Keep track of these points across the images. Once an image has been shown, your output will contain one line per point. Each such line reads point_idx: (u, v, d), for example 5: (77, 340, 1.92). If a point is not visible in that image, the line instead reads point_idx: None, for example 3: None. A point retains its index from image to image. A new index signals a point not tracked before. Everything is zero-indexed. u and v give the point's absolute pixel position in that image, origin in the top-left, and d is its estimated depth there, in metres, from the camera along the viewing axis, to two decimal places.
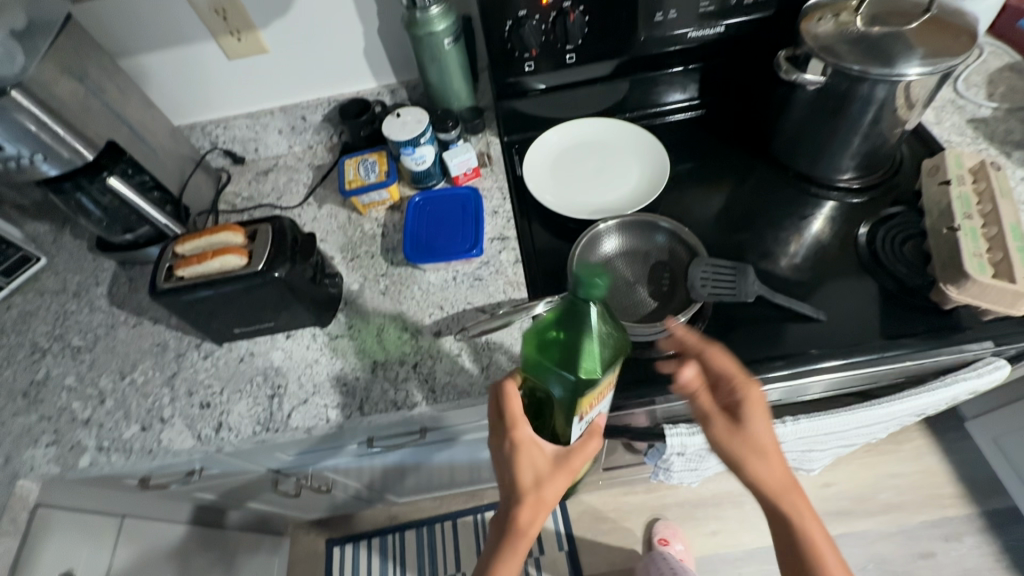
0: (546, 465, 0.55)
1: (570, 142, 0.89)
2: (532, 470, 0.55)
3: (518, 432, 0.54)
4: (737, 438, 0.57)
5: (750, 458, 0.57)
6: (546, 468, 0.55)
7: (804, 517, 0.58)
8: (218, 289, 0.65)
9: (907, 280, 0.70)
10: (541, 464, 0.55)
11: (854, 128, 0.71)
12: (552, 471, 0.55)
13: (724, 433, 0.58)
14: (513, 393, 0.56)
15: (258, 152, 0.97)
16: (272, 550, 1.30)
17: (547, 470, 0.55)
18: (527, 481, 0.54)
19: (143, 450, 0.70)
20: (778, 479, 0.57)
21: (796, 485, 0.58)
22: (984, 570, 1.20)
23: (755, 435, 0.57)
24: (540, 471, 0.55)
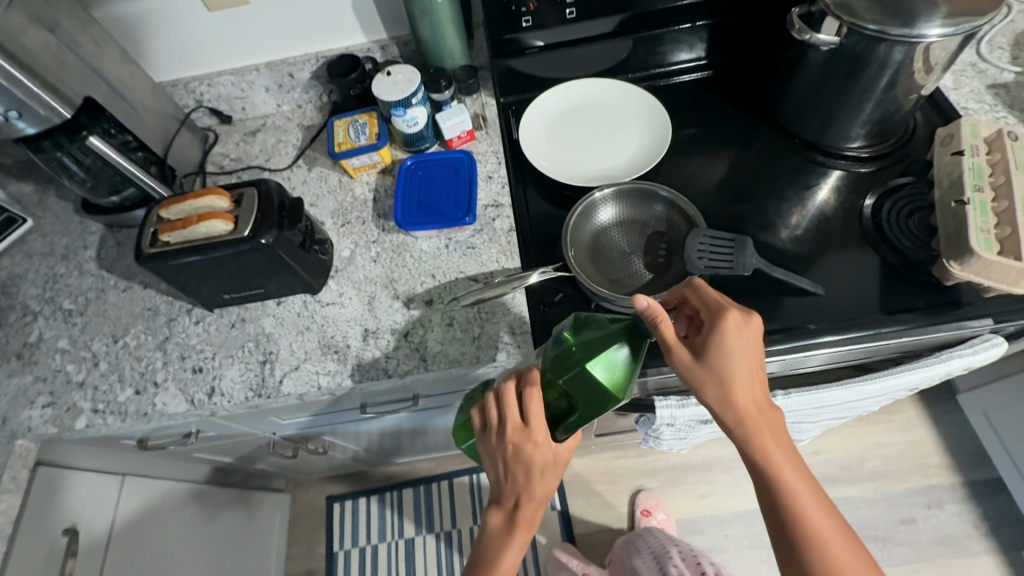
0: (553, 466, 0.59)
1: (569, 104, 0.85)
2: (542, 474, 0.59)
3: (541, 438, 0.57)
4: (710, 371, 0.54)
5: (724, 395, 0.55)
6: (554, 470, 0.59)
7: (773, 452, 0.55)
8: (204, 255, 0.64)
9: (909, 254, 0.68)
10: (550, 468, 0.59)
11: (866, 93, 0.67)
12: (556, 469, 0.60)
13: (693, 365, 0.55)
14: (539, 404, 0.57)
15: (246, 111, 0.94)
16: (274, 506, 1.34)
17: (554, 470, 0.60)
18: (538, 484, 0.59)
19: (138, 413, 0.70)
20: (743, 409, 0.55)
21: (765, 416, 0.55)
22: (963, 536, 1.23)
23: (732, 369, 0.54)
24: (549, 473, 0.59)
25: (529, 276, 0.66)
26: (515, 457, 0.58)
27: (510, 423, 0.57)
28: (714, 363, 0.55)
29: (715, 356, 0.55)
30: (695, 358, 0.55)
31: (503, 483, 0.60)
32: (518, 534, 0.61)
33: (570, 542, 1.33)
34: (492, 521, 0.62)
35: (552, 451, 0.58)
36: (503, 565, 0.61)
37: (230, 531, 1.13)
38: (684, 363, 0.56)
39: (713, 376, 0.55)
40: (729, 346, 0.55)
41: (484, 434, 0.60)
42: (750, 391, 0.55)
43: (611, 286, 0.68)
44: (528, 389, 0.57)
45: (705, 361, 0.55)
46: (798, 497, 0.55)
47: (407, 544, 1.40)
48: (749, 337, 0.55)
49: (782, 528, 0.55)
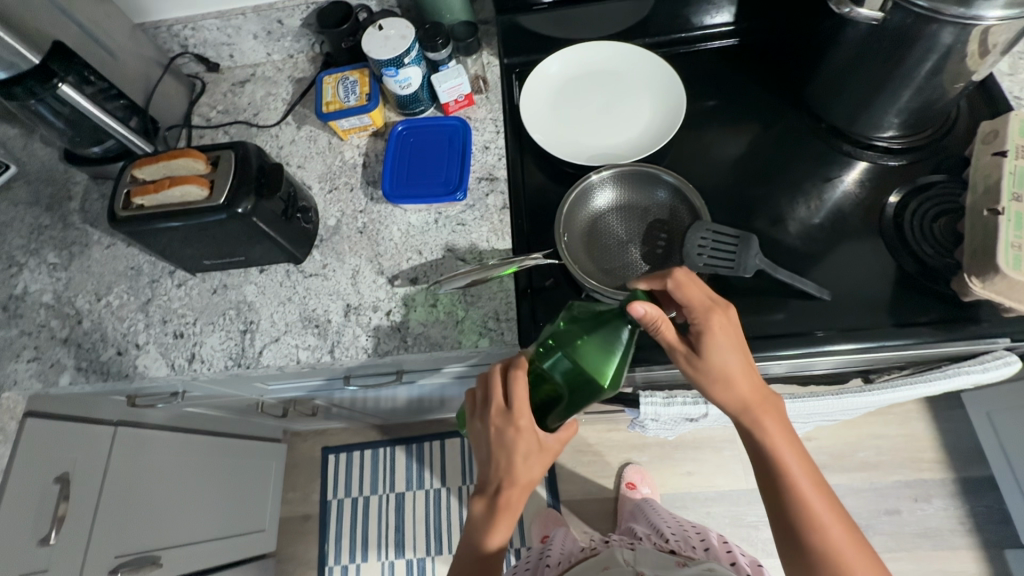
0: (539, 452, 0.57)
1: (578, 71, 0.78)
2: (526, 460, 0.56)
3: (522, 423, 0.54)
4: (709, 370, 0.53)
5: (733, 396, 0.53)
6: (540, 459, 0.57)
7: (778, 439, 0.54)
8: (179, 222, 0.61)
9: (929, 261, 0.63)
10: (534, 453, 0.56)
11: (905, 78, 0.60)
12: (543, 456, 0.57)
13: (696, 371, 0.54)
14: (518, 388, 0.54)
15: (235, 59, 0.89)
16: (272, 455, 1.38)
17: (540, 457, 0.57)
18: (521, 470, 0.57)
19: (120, 374, 0.70)
20: (745, 399, 0.53)
21: (769, 406, 0.54)
22: (946, 531, 1.24)
23: (733, 366, 0.53)
24: (534, 459, 0.56)
25: (518, 263, 0.63)
26: (497, 440, 0.56)
27: (494, 406, 0.56)
28: (719, 366, 0.53)
29: (718, 358, 0.53)
30: (696, 357, 0.54)
31: (486, 468, 0.59)
32: (503, 521, 0.60)
33: (555, 508, 1.36)
34: (476, 507, 0.60)
35: (536, 437, 0.56)
36: (491, 545, 0.60)
37: (226, 478, 1.17)
38: (687, 365, 0.54)
39: (718, 380, 0.53)
40: (729, 347, 0.53)
41: (472, 415, 0.59)
42: (751, 377, 0.54)
43: (603, 277, 0.65)
44: (513, 371, 0.55)
45: (708, 363, 0.53)
46: (808, 496, 0.53)
47: (398, 498, 1.45)
48: (741, 336, 0.55)
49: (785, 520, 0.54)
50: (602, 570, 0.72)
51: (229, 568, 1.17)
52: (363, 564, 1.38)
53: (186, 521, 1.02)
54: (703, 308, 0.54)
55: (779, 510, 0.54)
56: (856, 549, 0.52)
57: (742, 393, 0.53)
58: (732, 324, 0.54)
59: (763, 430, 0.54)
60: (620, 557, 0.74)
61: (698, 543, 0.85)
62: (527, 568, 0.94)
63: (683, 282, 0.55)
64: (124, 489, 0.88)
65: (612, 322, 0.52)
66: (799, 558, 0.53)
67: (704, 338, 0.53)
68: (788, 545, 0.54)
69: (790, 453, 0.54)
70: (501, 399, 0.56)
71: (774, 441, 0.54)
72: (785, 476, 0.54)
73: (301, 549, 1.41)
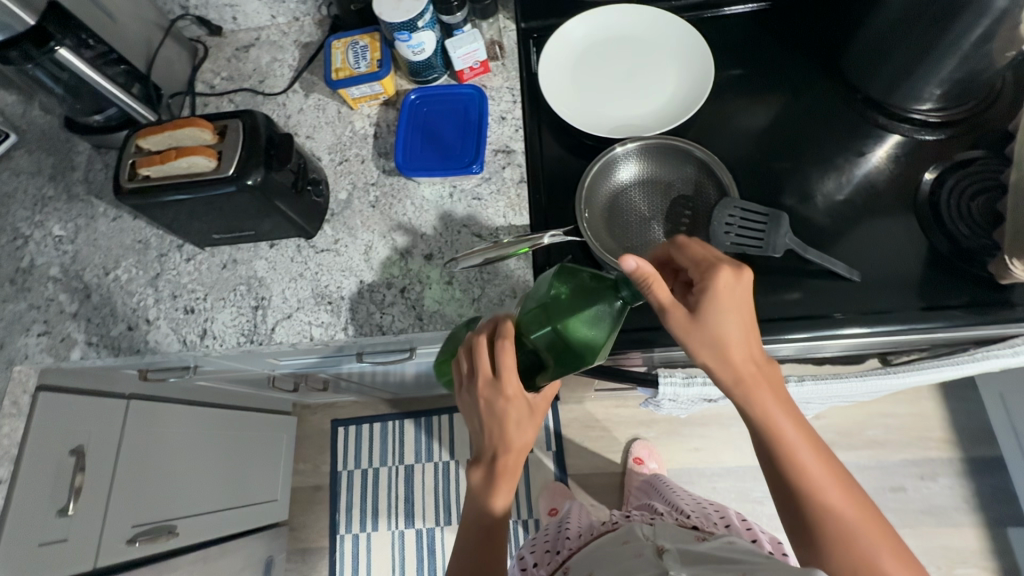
0: (529, 416, 0.57)
1: (600, 35, 0.73)
2: (519, 425, 0.56)
3: (512, 389, 0.53)
4: (706, 336, 0.49)
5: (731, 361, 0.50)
6: (531, 420, 0.57)
7: (776, 412, 0.51)
8: (187, 195, 0.59)
9: (964, 241, 0.60)
10: (526, 417, 0.56)
11: (950, 47, 0.57)
12: (533, 417, 0.57)
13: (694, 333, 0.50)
14: (508, 357, 0.52)
15: (238, 22, 0.84)
16: (282, 427, 1.39)
17: (532, 420, 0.57)
18: (516, 436, 0.57)
19: (132, 349, 0.70)
20: (739, 368, 0.50)
21: (764, 376, 0.51)
22: (950, 508, 1.25)
23: (727, 331, 0.49)
24: (524, 423, 0.56)
25: (535, 242, 0.60)
26: (489, 410, 0.55)
27: (482, 376, 0.54)
28: (713, 333, 0.49)
29: (717, 321, 0.49)
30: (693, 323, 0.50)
31: (480, 437, 0.58)
32: (503, 484, 0.60)
33: (563, 482, 1.38)
34: (474, 476, 0.60)
35: (525, 400, 0.55)
36: (496, 509, 0.61)
37: (238, 450, 1.18)
38: (682, 332, 0.50)
39: (719, 342, 0.50)
40: (723, 311, 0.49)
41: (461, 385, 0.57)
42: (746, 345, 0.51)
43: (624, 255, 0.63)
44: (500, 345, 0.52)
45: (703, 328, 0.49)
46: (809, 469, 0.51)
47: (407, 469, 1.46)
48: (747, 298, 0.50)
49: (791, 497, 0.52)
50: (622, 544, 0.72)
51: (243, 537, 1.20)
52: (374, 533, 1.41)
53: (200, 492, 1.03)
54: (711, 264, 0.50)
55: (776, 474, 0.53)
56: (858, 515, 0.51)
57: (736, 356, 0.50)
58: (741, 284, 0.49)
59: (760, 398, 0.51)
60: (640, 531, 0.74)
61: (719, 520, 0.86)
62: (546, 540, 0.95)
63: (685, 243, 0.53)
64: (138, 461, 0.89)
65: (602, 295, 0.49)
66: (800, 529, 0.52)
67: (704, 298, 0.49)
68: (788, 510, 0.53)
69: (787, 422, 0.51)
70: (489, 368, 0.54)
71: (769, 412, 0.51)
72: (786, 451, 0.52)
73: (312, 518, 1.44)
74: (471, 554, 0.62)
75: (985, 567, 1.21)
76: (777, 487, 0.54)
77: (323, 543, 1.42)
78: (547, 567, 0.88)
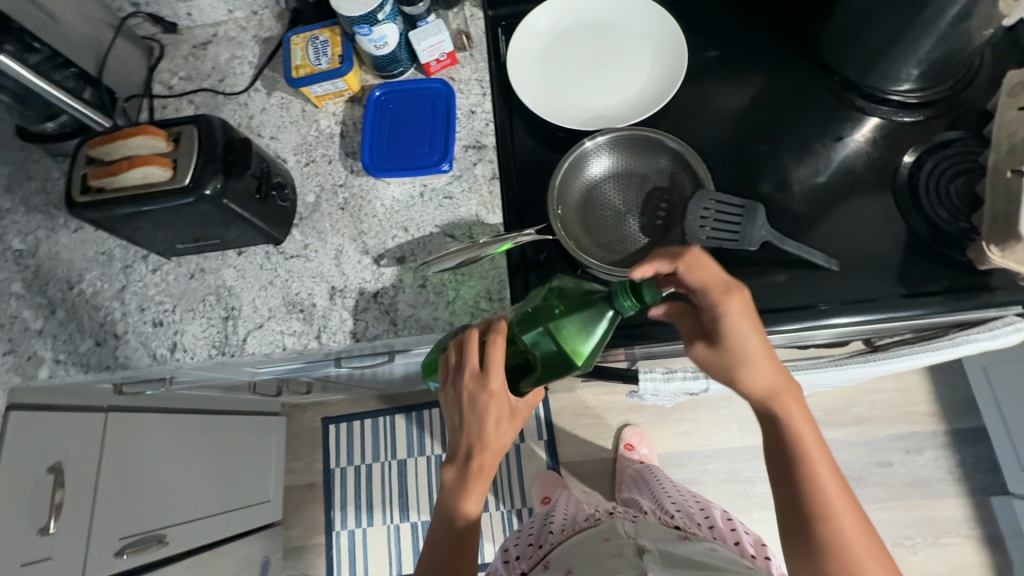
0: (510, 418, 0.56)
1: (570, 22, 0.71)
2: (498, 427, 0.56)
3: (495, 383, 0.53)
4: (733, 356, 0.49)
5: (756, 382, 0.50)
6: (511, 422, 0.56)
7: (801, 424, 0.51)
8: (145, 206, 0.57)
9: (943, 226, 0.59)
10: (506, 418, 0.55)
11: (927, 27, 0.55)
12: (514, 420, 0.56)
13: (716, 355, 0.50)
14: (497, 350, 0.53)
15: (193, 18, 0.80)
16: (271, 428, 1.38)
17: (512, 425, 0.56)
18: (493, 437, 0.56)
19: (101, 365, 0.68)
20: (768, 384, 0.50)
21: (795, 390, 0.51)
22: (935, 480, 1.27)
23: (755, 353, 0.49)
24: (504, 424, 0.56)
25: (512, 240, 0.60)
26: (469, 406, 0.55)
27: (469, 368, 0.54)
28: (741, 352, 0.49)
29: (741, 343, 0.49)
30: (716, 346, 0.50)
31: (457, 434, 0.58)
32: (476, 483, 0.59)
33: (555, 470, 1.39)
34: (447, 473, 0.60)
35: (507, 401, 0.55)
36: (467, 507, 0.61)
37: (226, 455, 1.17)
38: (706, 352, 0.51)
39: (740, 365, 0.50)
40: (752, 331, 0.49)
41: (444, 378, 0.57)
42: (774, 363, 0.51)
43: (600, 252, 0.61)
44: (492, 337, 0.53)
45: (729, 349, 0.49)
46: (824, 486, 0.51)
47: (400, 464, 1.46)
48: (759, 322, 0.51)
49: (798, 513, 0.51)
50: (603, 541, 0.79)
51: (237, 540, 1.20)
52: (369, 528, 1.43)
53: (189, 500, 1.03)
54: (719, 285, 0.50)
55: (787, 497, 0.52)
56: (865, 544, 0.50)
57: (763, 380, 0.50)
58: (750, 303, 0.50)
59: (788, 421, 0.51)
60: (621, 529, 0.81)
61: (702, 521, 0.89)
62: (531, 533, 0.96)
63: (696, 263, 0.51)
64: (121, 473, 0.88)
65: (597, 302, 0.50)
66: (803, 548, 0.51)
67: (720, 323, 0.49)
68: (793, 535, 0.52)
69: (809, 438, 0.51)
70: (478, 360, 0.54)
71: (795, 424, 0.51)
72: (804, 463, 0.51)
73: (307, 516, 1.45)
74: (438, 544, 0.64)
75: (969, 535, 1.24)
76: (782, 506, 0.52)
77: (318, 540, 1.43)
78: (528, 560, 0.89)
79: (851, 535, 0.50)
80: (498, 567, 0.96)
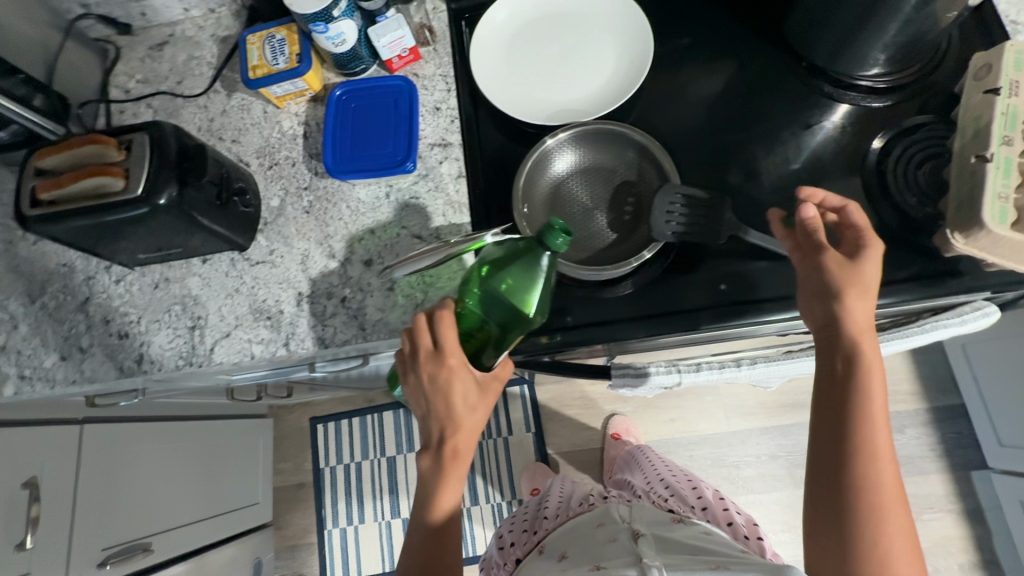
0: (478, 393, 0.57)
1: (533, 13, 0.69)
2: (467, 403, 0.57)
3: (453, 359, 0.55)
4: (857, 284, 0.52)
5: (855, 315, 0.52)
6: (481, 398, 0.58)
7: (874, 369, 0.53)
8: (97, 218, 0.55)
9: (911, 213, 0.59)
10: (473, 393, 0.57)
11: (892, 11, 0.54)
12: (483, 395, 0.58)
13: (841, 280, 0.52)
14: (446, 326, 0.55)
15: (147, 17, 0.78)
16: (257, 431, 1.38)
17: (482, 400, 0.58)
18: (464, 415, 0.57)
19: (67, 380, 0.66)
20: (862, 320, 0.52)
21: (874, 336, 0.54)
22: (917, 457, 1.29)
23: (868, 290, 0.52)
24: (472, 398, 0.57)
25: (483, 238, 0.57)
26: (433, 386, 0.56)
27: (424, 350, 0.56)
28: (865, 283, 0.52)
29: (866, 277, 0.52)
30: (844, 271, 0.52)
31: (427, 421, 0.59)
32: (454, 468, 0.60)
33: (544, 462, 1.40)
34: (423, 464, 0.60)
35: (470, 375, 0.57)
36: (448, 495, 0.61)
37: (211, 459, 1.16)
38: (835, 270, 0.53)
39: (853, 294, 0.52)
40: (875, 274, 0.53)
41: (402, 372, 0.58)
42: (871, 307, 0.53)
43: (569, 248, 0.61)
44: (437, 315, 0.55)
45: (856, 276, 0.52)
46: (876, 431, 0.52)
47: (390, 461, 1.47)
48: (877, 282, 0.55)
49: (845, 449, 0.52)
50: (598, 526, 0.80)
51: (227, 543, 1.20)
52: (361, 524, 1.43)
53: (175, 506, 1.03)
54: (871, 233, 0.53)
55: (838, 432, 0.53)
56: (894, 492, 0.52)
57: (863, 317, 0.52)
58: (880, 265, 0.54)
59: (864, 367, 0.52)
60: (616, 514, 0.82)
61: (695, 502, 0.90)
62: (524, 520, 0.96)
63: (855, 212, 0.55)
64: (100, 484, 0.87)
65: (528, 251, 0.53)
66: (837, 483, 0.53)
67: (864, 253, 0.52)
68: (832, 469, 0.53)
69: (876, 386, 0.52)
70: (432, 339, 0.56)
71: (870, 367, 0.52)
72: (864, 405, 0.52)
73: (298, 515, 1.45)
74: (421, 539, 0.64)
75: (950, 510, 1.26)
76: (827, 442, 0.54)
77: (310, 539, 1.43)
78: (523, 546, 0.89)
79: (884, 482, 0.52)
80: (495, 555, 0.96)
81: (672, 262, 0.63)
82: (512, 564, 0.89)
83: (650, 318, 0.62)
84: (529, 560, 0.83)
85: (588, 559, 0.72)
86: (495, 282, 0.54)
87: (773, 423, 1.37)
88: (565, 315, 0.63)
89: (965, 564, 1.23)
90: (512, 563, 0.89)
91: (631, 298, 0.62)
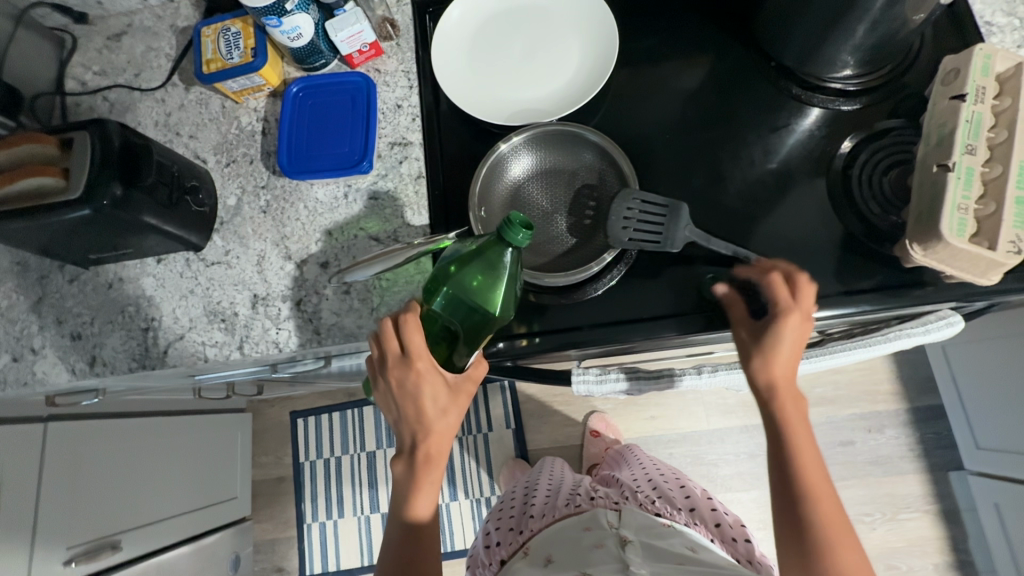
0: (449, 395, 0.56)
1: (497, 9, 0.67)
2: (438, 408, 0.56)
3: (420, 363, 0.54)
4: (757, 351, 0.54)
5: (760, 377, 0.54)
6: (453, 401, 0.56)
7: (795, 422, 0.55)
8: (35, 221, 0.53)
9: (876, 222, 0.58)
10: (444, 395, 0.56)
11: (857, 15, 0.52)
12: (456, 397, 0.57)
13: (745, 349, 0.55)
14: (411, 330, 0.53)
15: (104, 6, 0.75)
16: (236, 425, 1.38)
17: (453, 402, 0.56)
18: (435, 419, 0.56)
19: (19, 382, 0.65)
20: (782, 379, 0.54)
21: (797, 392, 0.55)
22: (895, 458, 1.29)
23: (777, 354, 0.53)
24: (443, 402, 0.56)
25: (445, 239, 0.57)
26: (402, 392, 0.55)
27: (391, 357, 0.55)
28: (772, 353, 0.53)
29: (773, 347, 0.53)
30: (751, 340, 0.54)
31: (399, 426, 0.58)
32: (428, 473, 0.59)
33: (523, 458, 1.39)
34: (396, 470, 0.59)
35: (440, 378, 0.55)
36: (422, 499, 0.60)
37: (185, 456, 1.16)
38: (742, 338, 0.55)
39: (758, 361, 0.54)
40: (787, 342, 0.52)
41: (372, 378, 0.57)
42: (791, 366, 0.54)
43: (528, 254, 0.60)
44: (402, 319, 0.54)
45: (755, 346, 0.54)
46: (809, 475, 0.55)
47: (370, 456, 1.46)
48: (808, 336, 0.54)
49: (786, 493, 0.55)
50: (583, 531, 0.79)
51: (203, 538, 1.20)
52: (340, 519, 1.43)
53: (149, 503, 1.03)
54: (789, 305, 0.52)
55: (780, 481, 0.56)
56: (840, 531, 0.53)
57: (778, 376, 0.54)
58: (807, 329, 0.53)
59: (781, 410, 0.55)
60: (604, 519, 0.81)
61: (683, 503, 0.90)
62: (511, 515, 0.93)
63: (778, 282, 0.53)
64: (66, 485, 0.86)
65: (492, 248, 0.51)
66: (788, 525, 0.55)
67: (767, 324, 0.53)
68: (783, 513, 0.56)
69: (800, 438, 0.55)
70: (398, 344, 0.55)
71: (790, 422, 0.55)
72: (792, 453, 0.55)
73: (278, 509, 1.45)
74: (398, 545, 0.62)
75: (927, 510, 1.26)
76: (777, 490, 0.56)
77: (290, 533, 1.44)
78: (508, 547, 0.86)
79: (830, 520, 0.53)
80: (480, 554, 0.92)
81: (631, 266, 0.61)
82: (496, 564, 0.86)
83: (610, 324, 0.60)
84: (512, 562, 0.81)
85: (575, 565, 0.72)
86: (462, 281, 0.52)
87: (752, 421, 1.36)
88: (526, 320, 0.61)
89: (940, 564, 1.24)
90: (496, 564, 0.86)
91: (590, 304, 0.61)
